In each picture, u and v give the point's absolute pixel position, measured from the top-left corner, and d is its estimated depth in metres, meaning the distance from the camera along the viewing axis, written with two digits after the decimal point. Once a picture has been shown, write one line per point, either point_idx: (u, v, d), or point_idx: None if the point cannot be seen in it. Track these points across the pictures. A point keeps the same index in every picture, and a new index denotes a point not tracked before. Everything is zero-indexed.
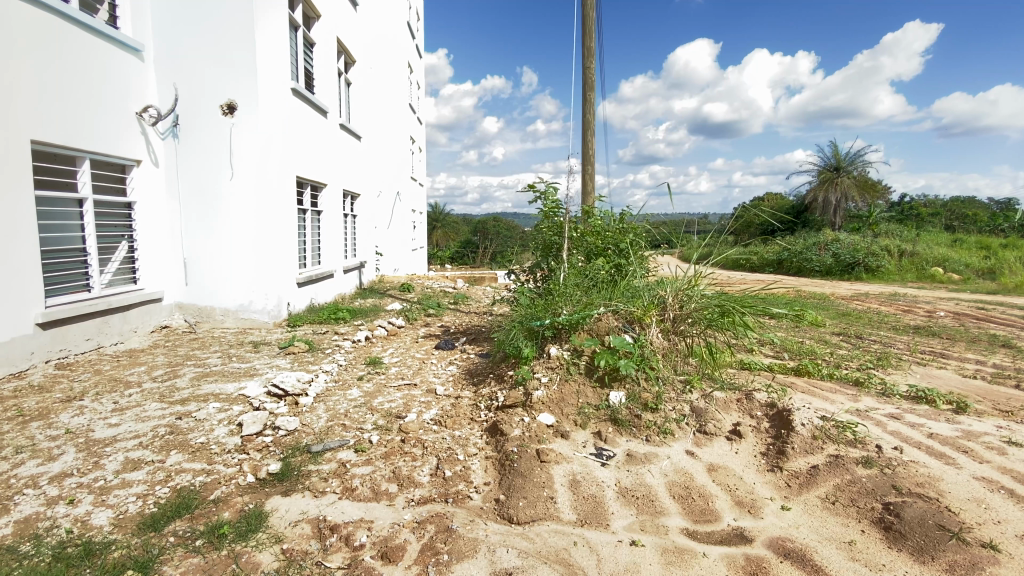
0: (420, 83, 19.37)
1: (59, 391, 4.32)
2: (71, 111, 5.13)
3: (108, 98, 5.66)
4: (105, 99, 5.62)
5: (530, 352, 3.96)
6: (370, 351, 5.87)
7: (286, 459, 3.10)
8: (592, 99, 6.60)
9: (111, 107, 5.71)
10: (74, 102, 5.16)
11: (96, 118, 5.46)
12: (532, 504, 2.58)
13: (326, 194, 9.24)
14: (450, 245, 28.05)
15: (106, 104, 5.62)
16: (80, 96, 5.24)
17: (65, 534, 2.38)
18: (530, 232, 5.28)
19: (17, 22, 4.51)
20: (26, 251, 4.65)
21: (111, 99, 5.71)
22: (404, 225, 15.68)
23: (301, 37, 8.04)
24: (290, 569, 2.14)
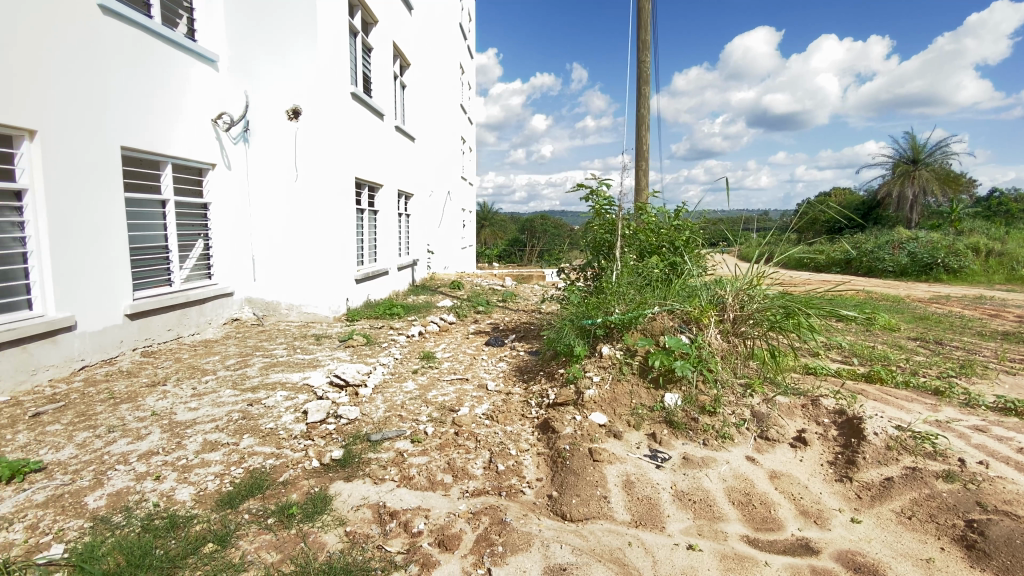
0: (471, 84, 19.62)
1: (144, 376, 4.73)
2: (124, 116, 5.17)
3: (161, 101, 5.67)
4: (157, 102, 5.61)
5: (582, 350, 3.94)
6: (423, 346, 6.03)
7: (348, 446, 3.25)
8: (647, 93, 6.46)
9: (163, 110, 5.71)
10: (122, 105, 5.15)
11: (149, 122, 5.50)
12: (585, 502, 2.57)
13: (382, 194, 9.56)
14: (498, 243, 28.22)
15: (159, 106, 5.64)
16: (129, 100, 5.23)
17: (153, 507, 2.61)
18: (580, 230, 5.25)
19: (109, 39, 4.97)
20: (117, 247, 5.14)
21: (164, 101, 5.72)
22: (454, 224, 16.00)
23: (360, 42, 8.38)
24: (353, 550, 2.25)
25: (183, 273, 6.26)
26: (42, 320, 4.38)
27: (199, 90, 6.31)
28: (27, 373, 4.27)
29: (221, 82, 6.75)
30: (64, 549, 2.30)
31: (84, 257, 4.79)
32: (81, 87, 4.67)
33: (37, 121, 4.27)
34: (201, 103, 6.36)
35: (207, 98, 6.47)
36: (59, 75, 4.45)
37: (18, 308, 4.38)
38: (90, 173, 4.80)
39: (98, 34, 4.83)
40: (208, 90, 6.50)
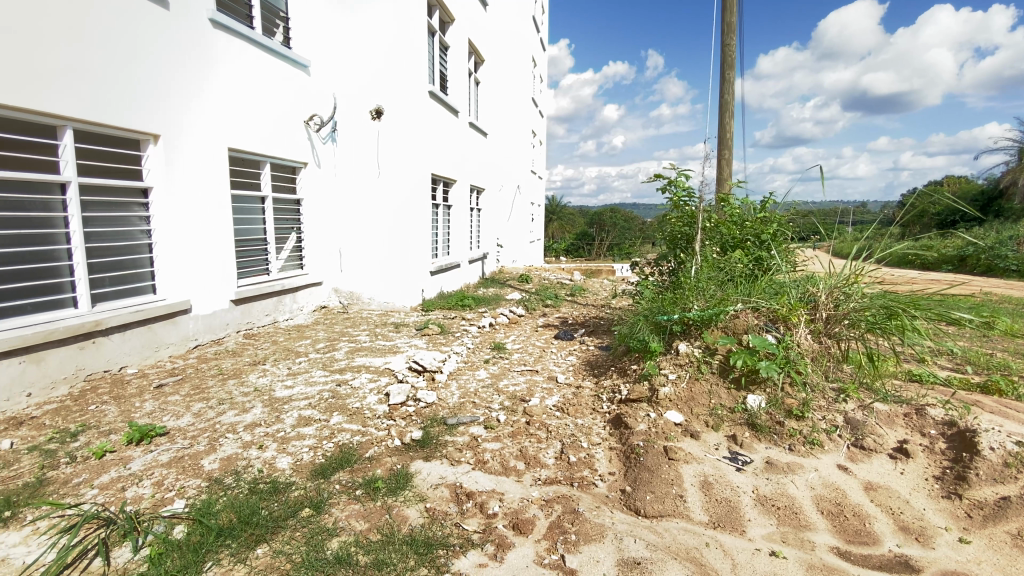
0: (542, 77, 19.59)
1: (247, 355, 5.26)
2: (138, 98, 4.60)
3: (178, 81, 5.02)
4: (173, 82, 4.96)
5: (657, 346, 3.85)
6: (494, 337, 6.17)
7: (426, 428, 3.43)
8: (732, 78, 6.13)
9: (181, 91, 5.06)
10: (132, 84, 4.55)
11: (164, 104, 4.88)
12: (660, 499, 2.54)
13: (457, 189, 9.84)
14: (567, 236, 28.03)
15: (177, 88, 5.01)
16: (140, 80, 4.62)
17: (258, 472, 2.91)
18: (655, 223, 5.10)
19: (217, 50, 5.49)
20: (224, 238, 5.70)
21: (183, 82, 5.07)
22: (523, 217, 16.14)
23: (436, 42, 8.63)
24: (433, 526, 2.39)
25: (279, 263, 6.82)
26: (164, 304, 4.98)
27: (228, 70, 5.64)
28: (152, 349, 4.89)
29: (261, 63, 6.12)
30: (186, 504, 2.62)
31: (198, 248, 5.38)
32: (196, 96, 5.24)
33: (160, 128, 4.86)
34: (234, 85, 5.74)
35: (240, 80, 5.83)
36: (148, 80, 4.69)
37: (144, 292, 5.01)
38: (202, 174, 5.35)
39: (209, 46, 5.37)
40: (244, 72, 5.86)
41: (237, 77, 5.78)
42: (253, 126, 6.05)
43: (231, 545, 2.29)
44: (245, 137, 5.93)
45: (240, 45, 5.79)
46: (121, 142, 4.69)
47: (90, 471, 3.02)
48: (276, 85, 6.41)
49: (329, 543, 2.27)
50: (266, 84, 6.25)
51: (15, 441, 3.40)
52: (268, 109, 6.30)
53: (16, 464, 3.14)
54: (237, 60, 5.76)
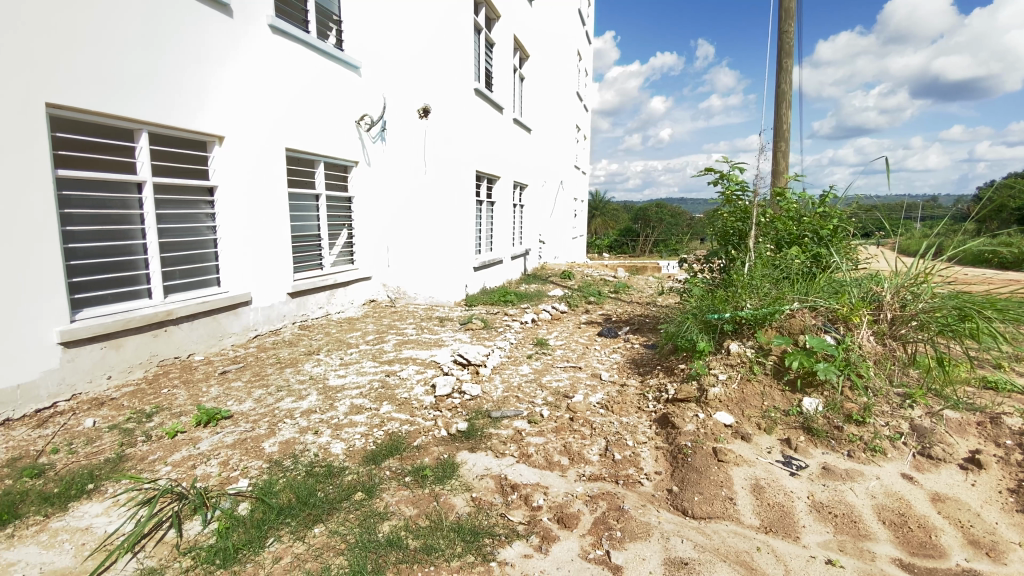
0: (587, 70, 19.35)
1: (303, 345, 5.53)
2: (203, 102, 4.90)
3: (185, 79, 4.71)
4: (180, 81, 4.65)
5: (706, 345, 3.76)
6: (536, 333, 6.19)
7: (471, 420, 3.50)
8: (790, 66, 5.86)
9: (189, 90, 4.74)
10: (199, 90, 4.85)
11: (229, 108, 5.19)
12: (708, 500, 2.49)
13: (501, 185, 9.90)
14: (610, 232, 27.61)
15: (184, 87, 4.70)
16: (205, 85, 4.91)
17: (314, 455, 3.08)
18: (704, 218, 4.96)
19: (276, 55, 5.76)
20: (281, 234, 5.98)
21: (192, 80, 4.77)
22: (565, 213, 16.06)
23: (482, 39, 8.70)
24: (479, 515, 2.45)
25: (331, 258, 7.09)
26: (227, 296, 5.29)
27: (240, 67, 5.31)
28: (217, 338, 5.22)
29: (277, 61, 5.79)
30: (250, 483, 2.80)
31: (258, 244, 5.68)
32: (257, 99, 5.54)
33: (225, 130, 5.17)
34: (248, 84, 5.42)
35: (255, 78, 5.50)
36: (213, 85, 5.00)
37: (209, 285, 5.35)
38: (261, 173, 5.64)
39: (269, 52, 5.67)
40: (258, 70, 5.54)
41: (251, 75, 5.45)
42: (271, 126, 5.74)
43: (291, 523, 2.43)
44: (262, 138, 5.62)
45: (254, 42, 5.47)
46: (187, 144, 5.01)
47: (163, 449, 3.28)
48: (294, 83, 6.06)
49: (380, 526, 2.38)
50: (284, 83, 5.92)
51: (99, 419, 3.74)
52: (285, 107, 5.95)
53: (99, 441, 3.45)
54: (250, 57, 5.43)
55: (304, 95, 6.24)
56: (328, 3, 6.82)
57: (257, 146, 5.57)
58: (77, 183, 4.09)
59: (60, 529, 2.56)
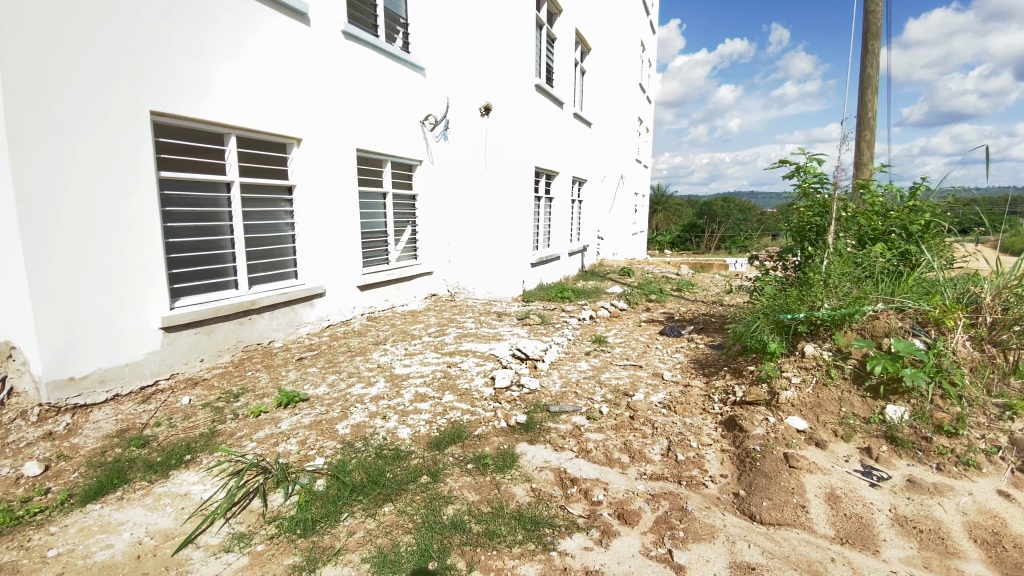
0: (650, 61, 18.80)
1: (371, 335, 5.83)
2: (283, 107, 5.24)
3: (182, 78, 4.28)
4: (176, 80, 4.24)
5: (778, 347, 3.61)
6: (595, 329, 6.15)
7: (530, 413, 3.55)
8: (876, 48, 5.43)
9: (185, 89, 4.31)
10: (278, 95, 5.18)
11: (306, 112, 5.53)
12: (778, 507, 2.40)
13: (560, 181, 9.89)
14: (672, 228, 26.74)
15: (178, 86, 4.25)
16: (284, 91, 5.25)
17: (383, 439, 3.25)
18: (776, 214, 4.69)
19: (347, 59, 6.05)
20: (351, 231, 6.30)
21: (190, 79, 4.34)
22: (625, 209, 15.76)
23: (544, 34, 8.71)
24: (539, 505, 2.50)
25: (397, 252, 7.38)
26: (304, 288, 5.66)
27: (245, 56, 4.81)
28: (294, 327, 5.60)
29: (287, 50, 5.26)
30: (325, 461, 3.01)
31: (331, 239, 6.01)
32: (330, 101, 5.84)
33: (303, 133, 5.51)
34: (253, 73, 4.90)
35: (261, 67, 4.98)
36: (292, 90, 5.34)
37: (288, 277, 5.74)
38: (335, 173, 5.98)
39: (342, 57, 5.96)
40: (266, 61, 5.03)
41: (257, 66, 4.93)
42: (278, 118, 5.19)
43: (363, 500, 2.60)
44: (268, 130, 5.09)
45: (261, 28, 4.95)
46: (269, 146, 5.36)
47: (249, 427, 3.59)
48: (306, 73, 5.50)
49: (445, 509, 2.49)
50: (294, 72, 5.36)
51: (194, 398, 4.14)
52: (295, 99, 5.39)
53: (195, 417, 3.83)
54: (257, 45, 4.92)
55: (317, 87, 5.67)
56: (396, 7, 7.06)
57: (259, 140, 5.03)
58: (176, 182, 4.51)
59: (163, 494, 2.87)
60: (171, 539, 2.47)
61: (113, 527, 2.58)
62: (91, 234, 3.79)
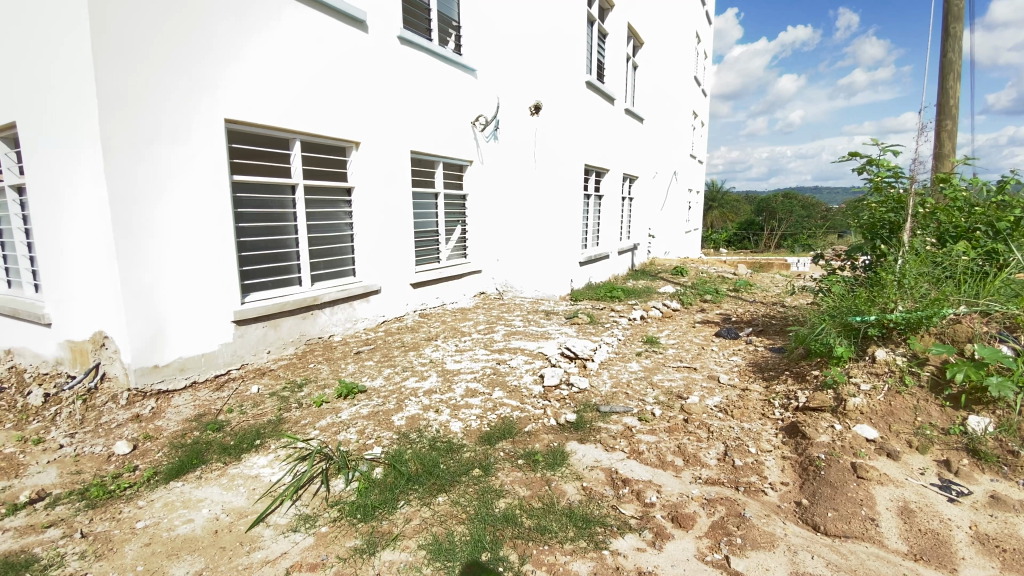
0: (705, 54, 18.17)
1: (423, 331, 6.01)
2: (342, 112, 5.47)
3: (190, 65, 4.12)
4: (180, 66, 4.06)
5: (845, 351, 3.43)
6: (646, 330, 6.05)
7: (579, 412, 3.55)
8: (960, 30, 5.01)
9: (186, 78, 4.10)
10: (337, 100, 5.40)
11: (364, 116, 5.76)
12: (845, 518, 2.28)
13: (610, 178, 9.76)
14: (727, 225, 25.70)
15: (182, 78, 4.08)
16: (343, 96, 5.47)
17: (436, 431, 3.36)
18: (843, 211, 4.43)
19: (402, 64, 6.24)
20: (405, 230, 6.50)
21: (194, 70, 4.15)
22: (678, 206, 15.34)
23: (595, 30, 8.62)
24: (590, 503, 2.50)
25: (447, 251, 7.53)
26: (361, 285, 5.90)
27: (250, 45, 4.52)
28: (352, 322, 5.85)
29: (297, 40, 4.93)
30: (382, 450, 3.14)
31: (385, 238, 6.22)
32: (386, 105, 6.03)
33: (361, 136, 5.74)
34: (259, 64, 4.61)
35: (267, 58, 4.67)
36: (350, 96, 5.56)
37: (347, 274, 6.00)
38: (391, 174, 6.19)
39: (397, 62, 6.16)
40: (275, 52, 4.73)
41: (263, 57, 4.63)
42: (285, 112, 4.86)
43: (418, 489, 2.70)
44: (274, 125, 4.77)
45: (269, 20, 4.67)
46: (330, 150, 5.60)
47: (312, 415, 3.79)
48: (318, 65, 5.16)
49: (497, 502, 2.54)
50: (306, 65, 5.03)
51: (262, 387, 4.43)
52: (306, 93, 5.06)
53: (263, 405, 4.09)
54: (263, 35, 4.63)
55: (331, 80, 5.32)
56: (449, 10, 7.20)
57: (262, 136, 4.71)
58: (246, 186, 4.82)
59: (236, 475, 3.10)
60: (244, 516, 2.66)
61: (193, 503, 2.82)
62: (135, 227, 3.90)
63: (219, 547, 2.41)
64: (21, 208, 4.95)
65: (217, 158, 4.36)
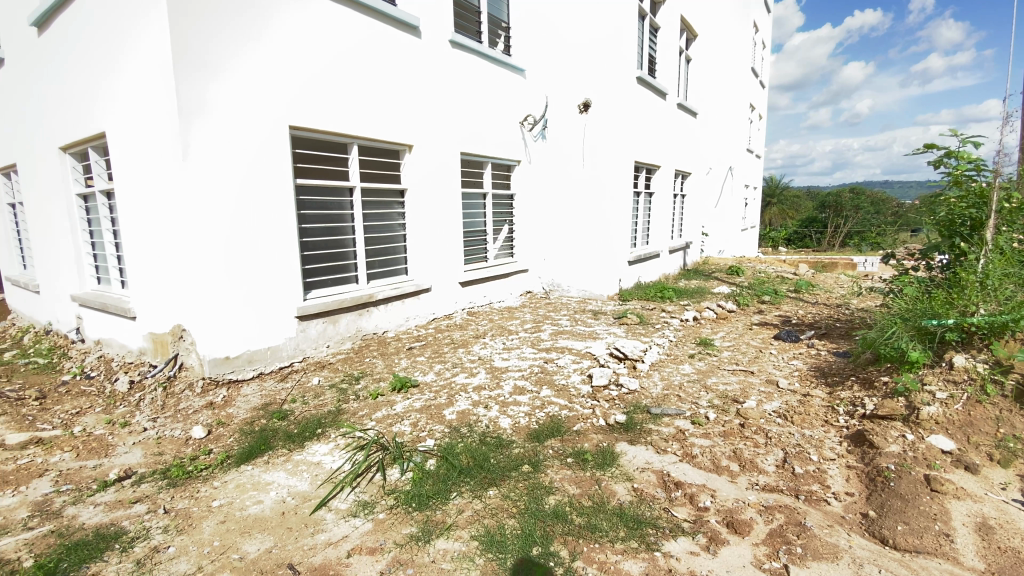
0: (764, 44, 17.40)
1: (471, 329, 6.13)
2: (396, 116, 5.66)
3: (199, 55, 4.04)
4: (190, 56, 3.98)
5: (919, 357, 3.23)
6: (699, 331, 5.88)
7: (630, 413, 3.53)
8: None
9: (195, 69, 4.02)
10: (390, 104, 5.58)
11: (417, 119, 5.93)
12: (917, 533, 2.15)
13: (661, 176, 9.55)
14: (786, 223, 24.47)
15: (190, 65, 3.99)
16: (396, 100, 5.64)
17: (486, 427, 3.42)
18: (916, 207, 4.14)
19: (453, 67, 6.38)
20: (455, 229, 6.64)
21: (203, 60, 4.06)
22: (734, 203, 14.78)
23: (647, 25, 8.46)
24: (641, 505, 2.49)
25: (495, 250, 7.63)
26: (413, 284, 6.09)
27: (253, 39, 4.35)
28: (404, 319, 6.05)
29: (306, 33, 4.71)
30: (434, 443, 3.25)
31: (436, 237, 6.38)
32: (437, 107, 6.18)
33: (414, 139, 5.91)
34: (264, 58, 4.43)
35: (272, 52, 4.48)
36: (404, 100, 5.75)
37: (400, 273, 6.22)
38: (442, 176, 6.35)
39: (449, 65, 6.31)
40: (279, 44, 4.52)
41: (281, 47, 4.54)
42: (291, 105, 4.64)
43: (470, 482, 2.77)
44: (279, 120, 4.57)
45: (278, 9, 4.50)
46: (384, 153, 5.82)
47: (368, 407, 3.97)
48: (328, 57, 4.91)
49: (547, 499, 2.58)
50: (313, 57, 4.79)
51: (322, 378, 4.68)
52: (314, 86, 4.81)
53: (323, 396, 4.32)
54: (268, 27, 4.44)
55: (342, 72, 5.05)
56: (499, 12, 7.30)
57: (270, 130, 4.52)
58: (307, 189, 5.08)
59: (300, 462, 3.29)
60: (308, 500, 2.83)
61: (263, 485, 3.03)
62: None
63: (286, 527, 2.58)
64: (109, 211, 5.45)
65: (237, 152, 4.31)
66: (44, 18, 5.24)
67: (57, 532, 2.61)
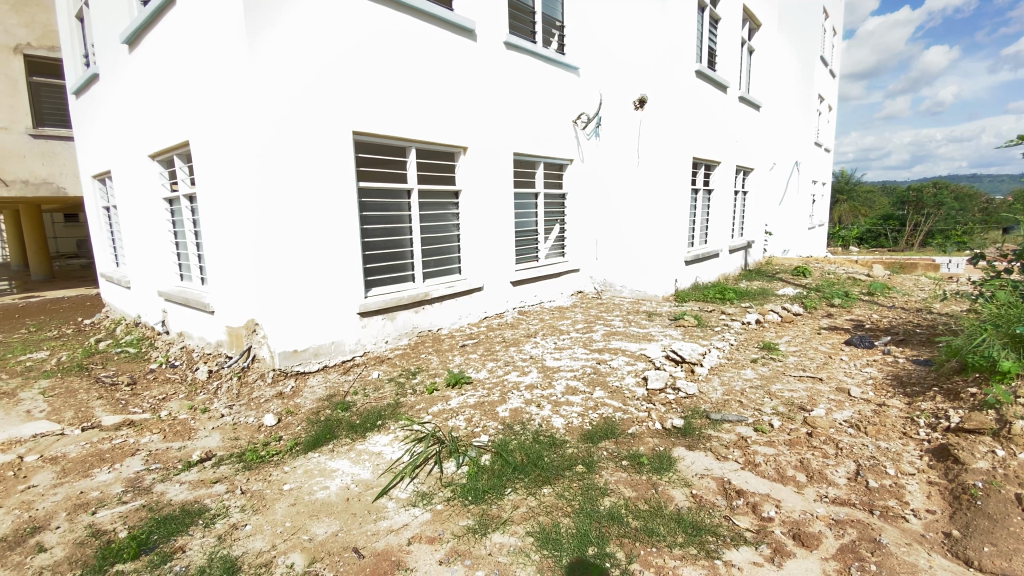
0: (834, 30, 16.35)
1: (523, 328, 6.17)
2: (452, 118, 5.79)
3: None
4: None
5: (1013, 366, 2.95)
6: (762, 335, 5.63)
7: (687, 418, 3.44)
8: None
9: None
10: (445, 106, 5.70)
11: (472, 121, 6.04)
12: (1009, 556, 1.98)
13: (720, 172, 9.20)
14: (858, 221, 22.87)
15: None
16: (450, 102, 5.76)
17: (539, 426, 3.45)
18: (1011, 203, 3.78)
19: (508, 68, 6.45)
20: (507, 229, 6.72)
21: None
22: (800, 200, 14.00)
23: (706, 16, 8.18)
24: (700, 511, 2.44)
25: (546, 249, 7.66)
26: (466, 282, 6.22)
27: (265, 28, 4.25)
28: (458, 317, 6.19)
29: (318, 18, 4.55)
30: (489, 439, 3.32)
31: (489, 237, 6.47)
32: (491, 109, 6.27)
33: (469, 141, 6.03)
34: (277, 44, 4.35)
35: (285, 40, 4.38)
36: (459, 102, 5.86)
37: (453, 272, 6.36)
38: (495, 176, 6.43)
39: (503, 66, 6.39)
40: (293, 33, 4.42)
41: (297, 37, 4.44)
42: (308, 92, 4.55)
43: (524, 479, 2.82)
44: (296, 108, 4.50)
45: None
46: (439, 155, 5.99)
47: (425, 402, 4.10)
48: (348, 42, 4.77)
49: (601, 500, 2.57)
50: (331, 43, 4.67)
51: (381, 372, 4.89)
52: (328, 73, 4.67)
53: (382, 389, 4.50)
54: (280, 12, 4.34)
55: (361, 57, 4.89)
56: (553, 11, 7.30)
57: (287, 119, 4.45)
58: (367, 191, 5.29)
59: (362, 451, 3.46)
60: (370, 488, 2.97)
61: (329, 472, 3.21)
62: None
63: (351, 513, 2.72)
64: (191, 213, 5.92)
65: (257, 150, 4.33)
66: (135, 35, 5.75)
67: (148, 507, 2.89)
